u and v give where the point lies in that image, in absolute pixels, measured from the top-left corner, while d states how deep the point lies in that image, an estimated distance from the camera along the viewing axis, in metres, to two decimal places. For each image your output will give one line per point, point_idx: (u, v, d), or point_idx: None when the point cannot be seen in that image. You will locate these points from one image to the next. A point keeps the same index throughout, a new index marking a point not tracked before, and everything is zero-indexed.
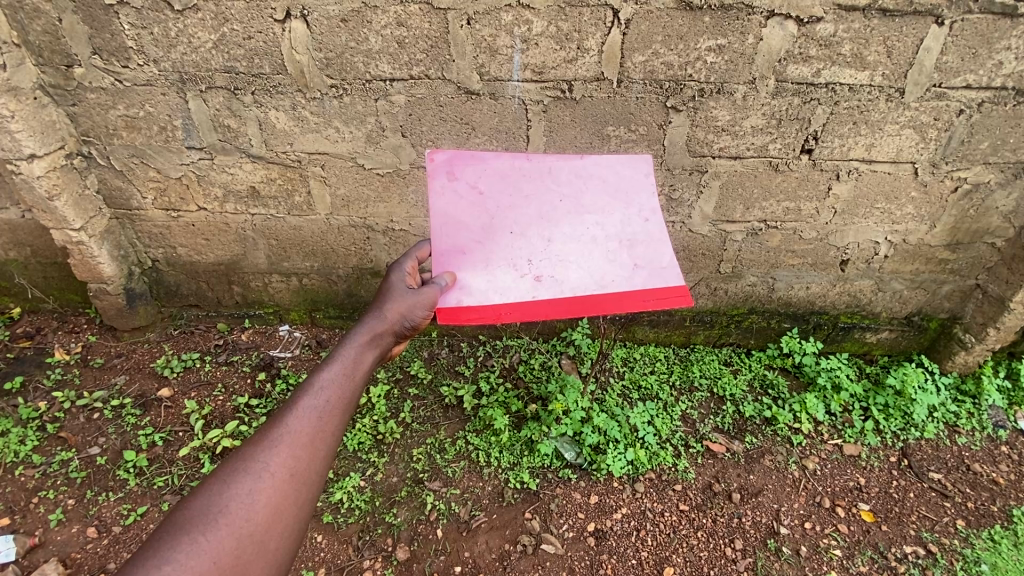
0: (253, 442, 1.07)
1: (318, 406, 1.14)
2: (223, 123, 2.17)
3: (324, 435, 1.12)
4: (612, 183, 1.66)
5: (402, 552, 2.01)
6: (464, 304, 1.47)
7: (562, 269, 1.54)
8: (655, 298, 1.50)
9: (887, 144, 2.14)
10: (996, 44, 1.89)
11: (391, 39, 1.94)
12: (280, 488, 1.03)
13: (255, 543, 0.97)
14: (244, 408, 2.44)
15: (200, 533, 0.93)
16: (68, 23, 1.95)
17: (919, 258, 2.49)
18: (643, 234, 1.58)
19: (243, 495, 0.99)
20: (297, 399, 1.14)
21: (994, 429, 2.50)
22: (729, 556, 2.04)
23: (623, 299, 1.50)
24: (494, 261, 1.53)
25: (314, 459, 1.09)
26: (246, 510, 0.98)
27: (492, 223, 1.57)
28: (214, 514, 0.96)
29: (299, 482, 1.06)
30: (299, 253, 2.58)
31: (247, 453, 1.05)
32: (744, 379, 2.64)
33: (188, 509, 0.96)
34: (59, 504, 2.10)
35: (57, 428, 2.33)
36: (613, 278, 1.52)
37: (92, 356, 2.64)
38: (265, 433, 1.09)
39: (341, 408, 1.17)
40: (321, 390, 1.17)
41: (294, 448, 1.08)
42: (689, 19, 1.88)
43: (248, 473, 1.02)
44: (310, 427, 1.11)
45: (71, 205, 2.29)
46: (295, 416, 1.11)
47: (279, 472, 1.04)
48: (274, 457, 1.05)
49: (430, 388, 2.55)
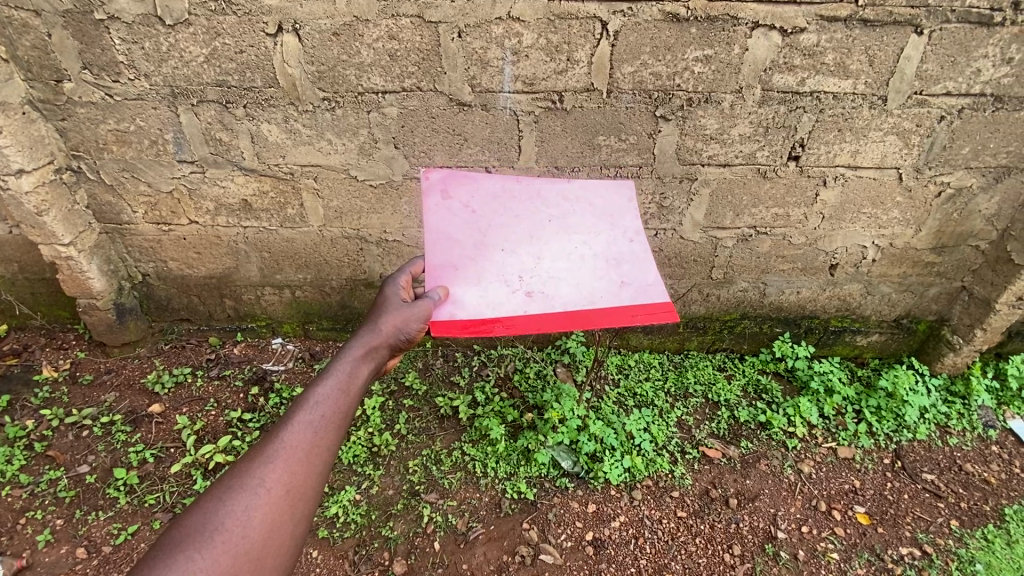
0: (249, 457, 1.06)
1: (314, 420, 1.12)
2: (214, 136, 2.17)
3: (321, 450, 1.10)
4: (598, 206, 1.73)
5: (400, 566, 1.98)
6: (456, 317, 1.47)
7: (552, 286, 1.54)
8: (644, 314, 1.50)
9: (871, 150, 2.18)
10: (974, 53, 1.94)
11: (383, 52, 1.96)
12: (277, 506, 1.01)
13: (252, 561, 0.96)
14: (237, 423, 2.41)
15: (196, 551, 0.92)
16: (58, 38, 1.95)
17: (906, 261, 2.53)
18: (630, 252, 1.62)
19: (239, 512, 0.98)
20: (292, 413, 1.12)
21: (984, 429, 2.53)
22: (728, 562, 2.03)
23: (612, 315, 1.49)
24: (486, 277, 1.54)
25: (310, 475, 1.07)
26: (243, 529, 0.97)
27: (484, 240, 1.60)
28: (210, 532, 0.95)
29: (297, 498, 1.04)
30: (292, 266, 2.57)
31: (243, 470, 1.03)
32: (737, 384, 2.66)
33: (183, 527, 0.95)
34: (47, 525, 2.05)
35: (45, 447, 2.29)
36: (601, 294, 1.53)
37: (81, 372, 2.60)
38: (262, 447, 1.08)
39: (338, 423, 1.15)
40: (318, 402, 1.15)
41: (290, 464, 1.06)
42: (676, 30, 1.92)
43: (243, 491, 1.00)
44: (307, 441, 1.10)
45: (61, 220, 2.27)
46: (290, 430, 1.09)
47: (275, 488, 1.02)
48: (270, 473, 1.03)
49: (425, 400, 2.54)
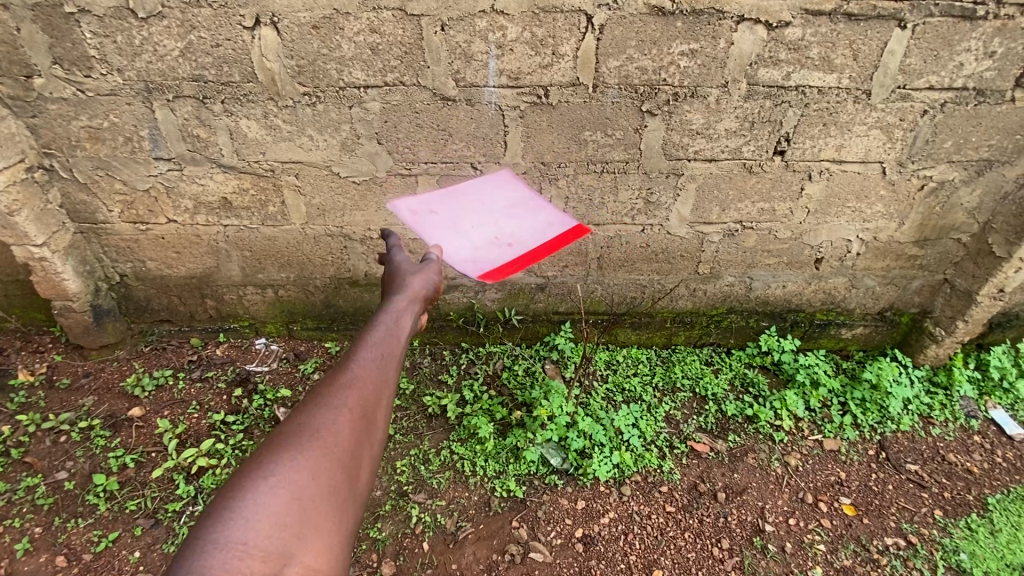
0: (328, 380, 1.09)
1: (379, 351, 1.17)
2: (191, 133, 2.11)
3: (389, 377, 1.14)
4: (487, 186, 2.04)
5: (388, 568, 1.96)
6: (485, 268, 1.61)
7: (518, 234, 1.81)
8: (576, 231, 1.92)
9: (856, 144, 2.19)
10: (957, 46, 1.95)
11: (364, 46, 1.92)
12: (359, 423, 1.04)
13: (344, 470, 0.98)
14: (220, 425, 2.37)
15: (296, 453, 0.95)
16: (27, 32, 1.88)
17: (890, 254, 2.55)
18: (530, 202, 2.04)
19: (327, 427, 1.01)
20: (359, 346, 1.16)
21: (966, 419, 2.57)
22: (717, 556, 2.04)
23: (563, 236, 1.87)
24: (478, 245, 1.70)
25: (385, 395, 1.11)
26: (332, 441, 0.99)
27: (449, 219, 1.79)
28: (302, 443, 0.97)
29: (377, 415, 1.08)
30: (274, 264, 2.52)
31: (322, 393, 1.06)
32: (725, 378, 2.67)
33: (276, 440, 0.98)
34: (25, 533, 2.00)
35: (22, 454, 2.22)
36: (544, 229, 1.88)
37: (58, 376, 2.54)
38: (339, 370, 1.12)
39: (399, 354, 1.20)
40: (384, 332, 1.21)
41: (365, 388, 1.09)
42: (661, 24, 1.90)
43: (328, 409, 1.03)
44: (380, 364, 1.14)
45: (34, 220, 2.19)
46: (360, 360, 1.13)
47: (359, 404, 1.06)
48: (349, 395, 1.06)
49: (413, 399, 2.51)
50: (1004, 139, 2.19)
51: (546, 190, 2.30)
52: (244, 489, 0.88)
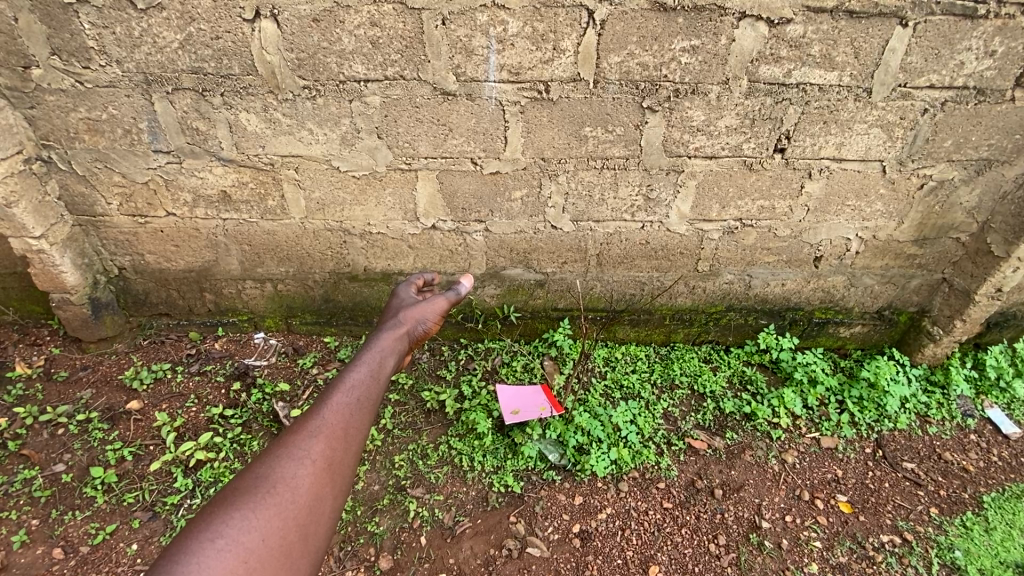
0: (293, 432, 1.15)
1: (349, 401, 1.23)
2: (191, 126, 2.11)
3: (356, 428, 1.20)
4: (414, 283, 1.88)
5: (385, 562, 1.95)
6: None
7: None
8: None
9: (856, 142, 2.19)
10: (958, 45, 1.95)
11: (365, 39, 1.91)
12: (320, 475, 1.09)
13: (299, 524, 1.02)
14: (218, 419, 2.37)
15: (250, 510, 0.98)
16: (25, 22, 1.87)
17: (889, 253, 2.56)
18: None
19: (287, 480, 1.05)
20: (330, 395, 1.23)
21: (962, 418, 2.58)
22: (713, 552, 2.04)
23: None
24: None
25: (351, 445, 1.17)
26: (291, 496, 1.03)
27: None
28: (260, 497, 1.01)
29: (335, 472, 1.12)
30: (273, 259, 2.52)
31: (288, 442, 1.12)
32: (723, 375, 2.68)
33: (235, 492, 1.01)
34: (22, 525, 1.99)
35: (19, 446, 2.21)
36: None
37: (56, 369, 2.53)
38: (303, 423, 1.17)
39: (369, 403, 1.26)
40: (356, 379, 1.29)
41: (331, 439, 1.15)
42: (663, 20, 1.89)
43: (290, 461, 1.08)
44: (346, 416, 1.20)
45: (31, 212, 2.18)
46: (330, 409, 1.19)
47: (319, 460, 1.11)
48: (314, 445, 1.12)
49: (411, 394, 2.52)
50: (1004, 138, 2.19)
51: (546, 185, 2.30)
52: (194, 548, 0.90)
